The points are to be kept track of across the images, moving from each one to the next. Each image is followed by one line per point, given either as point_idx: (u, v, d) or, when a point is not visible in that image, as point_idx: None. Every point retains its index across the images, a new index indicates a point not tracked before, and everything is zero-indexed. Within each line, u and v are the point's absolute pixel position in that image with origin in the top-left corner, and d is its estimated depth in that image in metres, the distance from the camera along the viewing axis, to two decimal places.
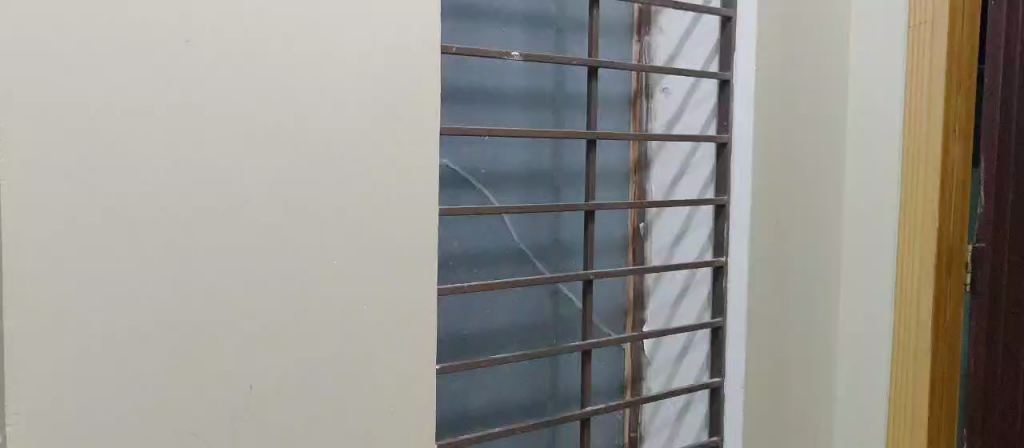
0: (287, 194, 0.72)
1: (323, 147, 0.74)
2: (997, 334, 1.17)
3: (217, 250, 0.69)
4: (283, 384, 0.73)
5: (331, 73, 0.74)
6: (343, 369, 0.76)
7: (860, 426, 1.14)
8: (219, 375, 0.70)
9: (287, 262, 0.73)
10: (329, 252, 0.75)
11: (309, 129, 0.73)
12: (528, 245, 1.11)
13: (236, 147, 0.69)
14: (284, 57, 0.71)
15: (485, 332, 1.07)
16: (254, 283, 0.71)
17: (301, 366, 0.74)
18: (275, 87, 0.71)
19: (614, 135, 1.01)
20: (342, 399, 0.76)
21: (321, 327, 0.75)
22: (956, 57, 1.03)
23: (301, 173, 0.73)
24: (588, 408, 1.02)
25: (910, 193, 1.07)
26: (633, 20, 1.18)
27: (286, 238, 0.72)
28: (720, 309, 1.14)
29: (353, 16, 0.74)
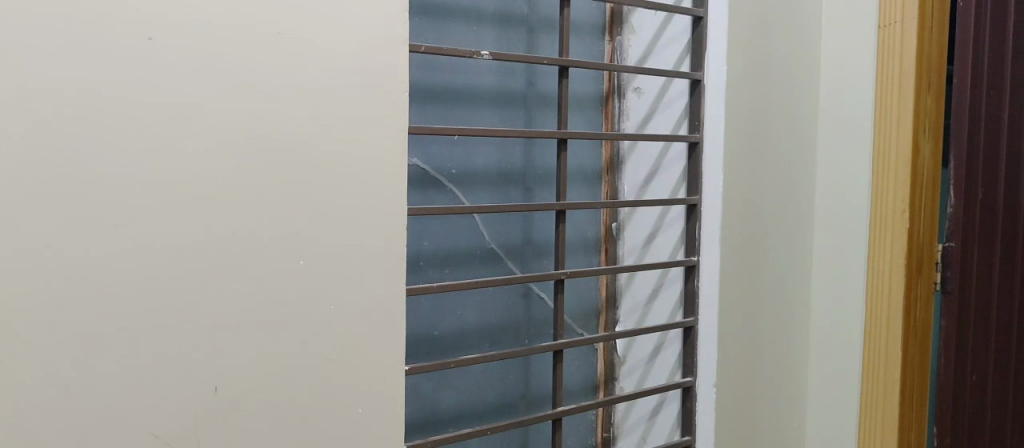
0: (255, 194, 0.71)
1: (291, 146, 0.73)
2: (967, 335, 1.19)
3: (184, 251, 0.68)
4: (250, 386, 0.72)
5: (300, 71, 0.73)
6: (309, 370, 0.75)
7: (837, 421, 1.18)
8: (184, 377, 0.68)
9: (254, 262, 0.72)
10: (297, 253, 0.74)
11: (277, 128, 0.72)
12: (500, 245, 1.11)
13: (202, 145, 0.68)
14: (252, 54, 0.70)
15: (457, 333, 1.07)
16: (222, 284, 0.70)
17: (268, 368, 0.73)
18: (244, 86, 0.70)
19: (584, 135, 1.01)
20: (308, 400, 0.75)
21: (288, 327, 0.74)
22: (926, 57, 1.07)
23: (268, 173, 0.72)
24: (559, 408, 1.02)
25: (880, 192, 1.10)
26: (605, 19, 1.17)
27: (254, 238, 0.71)
28: (691, 309, 1.10)
29: (319, 14, 0.74)
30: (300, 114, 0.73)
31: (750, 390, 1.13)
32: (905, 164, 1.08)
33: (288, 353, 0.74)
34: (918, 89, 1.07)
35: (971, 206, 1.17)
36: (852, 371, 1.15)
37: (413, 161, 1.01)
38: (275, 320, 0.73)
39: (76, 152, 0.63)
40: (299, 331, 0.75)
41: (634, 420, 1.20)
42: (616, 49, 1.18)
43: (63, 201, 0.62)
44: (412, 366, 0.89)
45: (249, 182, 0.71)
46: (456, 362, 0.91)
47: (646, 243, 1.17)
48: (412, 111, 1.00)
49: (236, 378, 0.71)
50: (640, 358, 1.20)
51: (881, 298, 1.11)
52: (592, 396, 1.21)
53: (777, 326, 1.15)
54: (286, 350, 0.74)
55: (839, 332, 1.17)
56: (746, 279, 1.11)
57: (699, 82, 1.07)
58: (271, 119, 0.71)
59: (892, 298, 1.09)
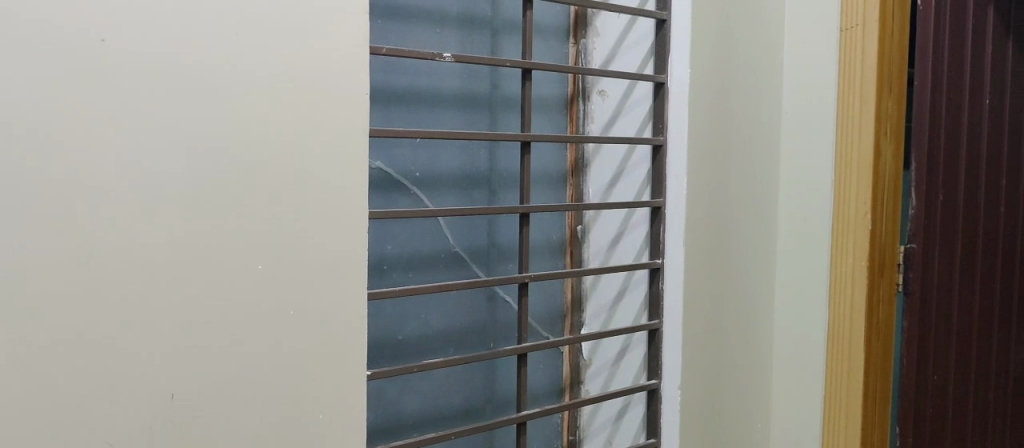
0: (213, 198, 0.70)
1: (250, 150, 0.72)
2: (928, 336, 1.24)
3: (140, 257, 0.67)
4: (208, 393, 0.71)
5: (258, 74, 0.72)
6: (268, 374, 0.74)
7: (799, 420, 1.19)
8: (139, 384, 0.67)
9: (211, 267, 0.70)
10: (255, 258, 0.73)
11: (236, 131, 0.71)
12: (465, 248, 1.10)
13: (157, 148, 0.67)
14: (210, 57, 0.69)
15: (421, 337, 1.06)
16: (179, 291, 0.69)
17: (225, 375, 0.72)
18: (200, 88, 0.69)
19: (548, 138, 1.00)
20: (266, 406, 0.74)
21: (245, 333, 0.73)
22: (886, 62, 1.09)
23: (225, 177, 0.70)
24: (523, 412, 1.01)
25: (842, 194, 1.12)
26: (569, 22, 1.18)
27: (212, 244, 0.70)
28: (656, 312, 1.10)
29: (276, 16, 0.72)
30: (258, 117, 0.72)
31: (719, 394, 1.14)
32: (866, 169, 1.09)
33: (247, 359, 0.73)
34: (879, 93, 1.08)
35: (929, 203, 1.22)
36: (814, 371, 1.17)
37: (376, 164, 1.00)
38: (232, 326, 0.72)
39: (25, 154, 0.61)
40: (259, 337, 0.73)
41: (600, 423, 1.20)
42: (581, 53, 1.19)
43: (13, 206, 0.61)
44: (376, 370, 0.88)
45: (207, 186, 0.70)
46: (421, 366, 0.90)
47: (611, 246, 1.17)
48: (374, 114, 0.99)
49: (193, 386, 0.70)
50: (605, 361, 1.19)
51: (843, 298, 1.12)
52: (557, 399, 1.20)
53: (745, 325, 1.17)
54: (245, 357, 0.73)
55: (803, 334, 1.18)
56: (713, 281, 1.11)
57: (662, 85, 1.08)
58: (229, 123, 0.70)
59: (855, 299, 1.11)
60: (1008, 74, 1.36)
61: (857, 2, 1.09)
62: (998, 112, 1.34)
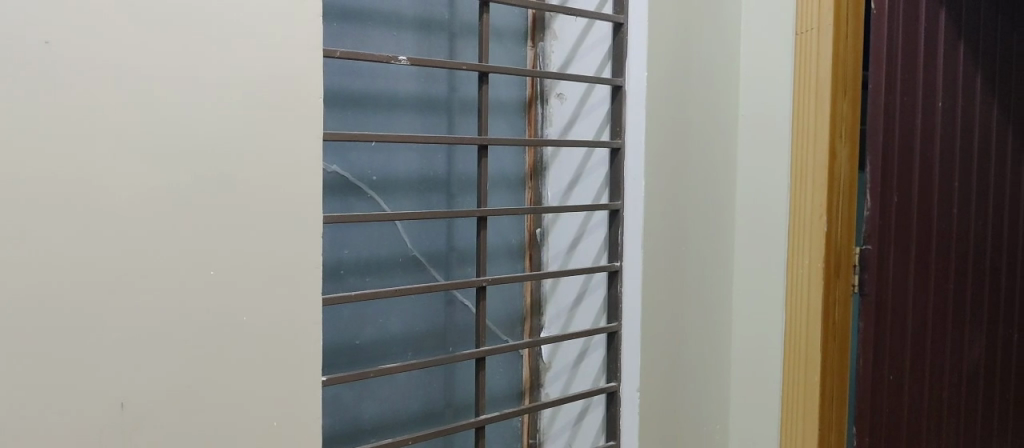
0: (163, 204, 0.67)
1: (201, 154, 0.69)
2: (882, 335, 1.27)
3: (86, 267, 0.64)
4: (161, 405, 0.68)
5: (209, 77, 0.69)
6: (222, 382, 0.71)
7: (756, 421, 1.21)
8: (85, 396, 0.64)
9: (162, 273, 0.68)
10: (207, 264, 0.70)
11: (185, 135, 0.68)
12: (422, 252, 1.10)
13: (104, 152, 0.64)
14: (158, 59, 0.66)
15: (377, 342, 1.05)
16: (128, 299, 0.66)
17: (176, 384, 0.69)
18: (149, 92, 0.66)
19: (505, 141, 0.99)
20: (220, 416, 0.71)
21: (198, 341, 0.70)
22: (841, 66, 1.10)
23: (176, 181, 0.68)
24: (482, 416, 1.00)
25: (798, 195, 1.13)
26: (527, 25, 1.17)
27: (162, 251, 0.67)
28: (615, 314, 1.10)
29: (229, 16, 0.70)
30: (211, 119, 0.69)
31: (678, 396, 1.15)
32: (821, 171, 1.11)
33: (200, 367, 0.70)
34: (833, 96, 1.10)
35: (883, 204, 1.25)
36: (771, 372, 1.19)
37: (332, 167, 0.99)
38: (184, 334, 0.69)
39: None
40: (211, 345, 0.71)
41: (560, 426, 1.20)
42: (538, 56, 1.18)
43: None
44: (333, 376, 0.86)
45: (156, 191, 0.67)
46: (377, 371, 0.89)
47: (570, 249, 1.17)
48: (329, 117, 0.98)
49: (143, 399, 0.67)
50: (565, 364, 1.19)
51: (800, 298, 1.14)
52: (515, 402, 1.20)
53: (703, 325, 1.18)
54: (198, 366, 0.70)
55: (760, 335, 1.20)
56: (672, 284, 1.12)
57: (620, 89, 1.08)
58: (179, 127, 0.68)
59: (811, 299, 1.13)
60: (960, 77, 1.39)
61: (812, 5, 1.11)
62: (949, 114, 1.37)
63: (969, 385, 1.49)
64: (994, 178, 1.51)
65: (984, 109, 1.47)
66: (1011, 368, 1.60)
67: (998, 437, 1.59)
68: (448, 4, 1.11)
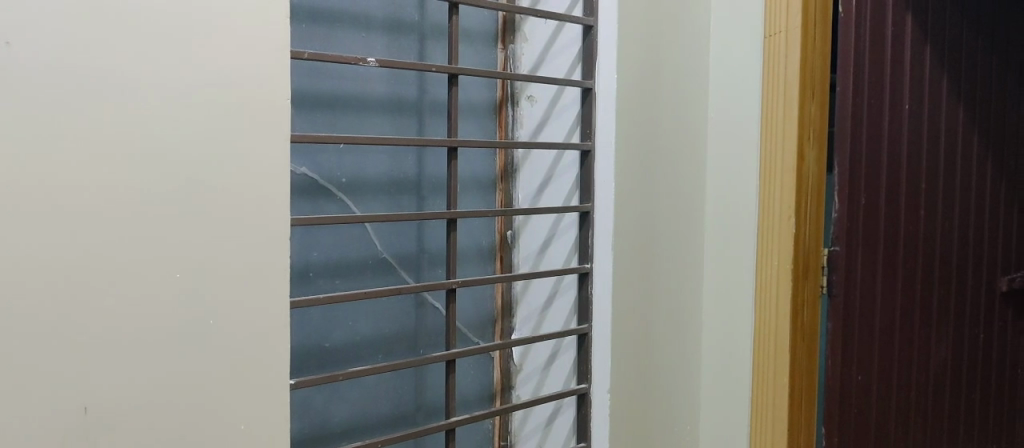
0: (127, 206, 0.65)
1: (168, 153, 0.66)
2: (851, 336, 1.29)
3: (48, 271, 0.61)
4: (126, 412, 0.65)
5: (176, 78, 0.67)
6: (189, 386, 0.69)
7: (727, 423, 1.22)
8: (47, 402, 0.61)
9: (127, 275, 0.65)
10: (173, 266, 0.67)
11: (150, 136, 0.65)
12: (392, 254, 1.09)
13: (67, 152, 0.61)
14: (122, 57, 0.64)
15: (347, 345, 1.05)
16: (92, 301, 0.63)
17: (143, 388, 0.66)
18: (113, 92, 0.63)
19: (476, 143, 0.99)
20: (188, 421, 0.69)
21: (165, 344, 0.67)
22: (809, 68, 1.12)
23: (143, 179, 0.65)
24: (452, 419, 1.00)
25: (767, 197, 1.15)
26: (497, 27, 1.17)
27: (127, 254, 0.65)
28: (585, 316, 1.11)
29: (196, 13, 0.67)
30: (179, 116, 0.67)
31: (647, 397, 1.16)
32: (790, 174, 1.12)
33: (167, 372, 0.67)
34: (802, 98, 1.11)
35: (852, 206, 1.26)
36: (741, 372, 1.20)
37: (300, 169, 0.98)
38: (151, 338, 0.66)
39: None
40: (179, 349, 0.68)
41: (530, 428, 1.20)
42: (509, 58, 1.18)
43: None
44: (300, 379, 0.85)
45: (121, 191, 0.64)
46: (345, 374, 0.88)
47: (540, 251, 1.18)
48: (298, 119, 0.98)
49: (108, 407, 0.64)
50: (535, 366, 1.19)
51: (769, 300, 1.15)
52: (487, 404, 1.19)
53: (672, 326, 1.19)
54: (164, 369, 0.67)
55: (731, 336, 1.21)
56: (640, 284, 1.13)
57: (589, 90, 1.09)
58: (145, 128, 0.65)
59: (781, 301, 1.14)
60: (926, 80, 1.41)
61: (780, 8, 1.12)
62: (916, 117, 1.39)
63: (936, 385, 1.51)
64: (959, 180, 1.53)
65: (950, 113, 1.49)
66: (975, 368, 1.63)
67: (964, 437, 1.62)
68: (418, 6, 1.11)
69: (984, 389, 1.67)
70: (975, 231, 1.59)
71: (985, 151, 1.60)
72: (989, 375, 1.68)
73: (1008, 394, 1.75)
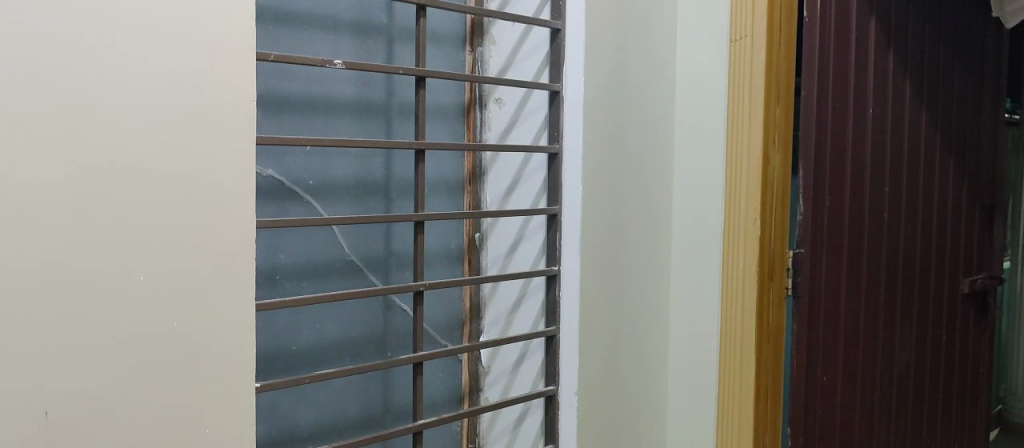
0: (90, 208, 0.64)
1: (129, 154, 0.66)
2: (816, 338, 1.30)
3: (11, 274, 0.60)
4: (92, 418, 0.64)
5: (138, 80, 0.66)
6: (153, 390, 0.68)
7: (695, 424, 1.25)
8: (9, 406, 0.60)
9: (89, 277, 0.64)
10: (136, 268, 0.67)
11: (111, 138, 0.65)
12: (359, 257, 1.09)
13: (27, 151, 0.60)
14: (86, 58, 0.63)
15: (314, 347, 1.04)
16: (53, 303, 0.62)
17: (105, 392, 0.65)
18: (77, 95, 0.63)
19: (443, 146, 0.99)
20: (152, 425, 0.68)
21: (129, 348, 0.66)
22: (774, 71, 1.15)
23: (105, 181, 0.64)
24: (420, 421, 0.99)
25: (732, 200, 1.18)
26: (466, 30, 1.16)
27: (90, 257, 0.64)
28: (553, 318, 1.09)
29: (159, 15, 0.67)
30: (141, 118, 0.66)
31: (612, 398, 1.18)
32: (755, 178, 1.15)
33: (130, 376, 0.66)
34: (767, 103, 1.14)
35: (817, 209, 1.27)
36: (706, 374, 1.23)
37: (267, 171, 0.98)
38: (114, 341, 0.65)
39: None
40: (143, 353, 0.67)
41: (499, 429, 1.19)
42: (477, 61, 1.17)
43: None
44: (266, 382, 0.85)
45: (81, 194, 0.63)
46: (310, 377, 0.88)
47: (508, 253, 1.18)
48: (264, 121, 0.97)
49: (73, 412, 0.63)
50: (504, 368, 1.20)
51: (735, 301, 1.18)
52: (454, 406, 1.19)
53: (637, 326, 1.22)
54: (127, 373, 0.66)
55: (697, 338, 1.24)
56: (607, 284, 1.16)
57: (557, 93, 1.08)
58: (107, 130, 0.64)
59: (746, 302, 1.17)
60: (890, 83, 1.43)
61: (746, 15, 1.16)
62: (880, 121, 1.41)
63: (900, 385, 1.54)
64: (922, 183, 1.56)
65: (914, 116, 1.52)
66: (937, 369, 1.65)
67: (927, 438, 1.64)
68: (386, 9, 1.11)
69: (946, 390, 1.69)
70: (938, 233, 1.62)
71: (947, 156, 1.63)
72: (952, 376, 1.70)
73: (968, 395, 1.78)
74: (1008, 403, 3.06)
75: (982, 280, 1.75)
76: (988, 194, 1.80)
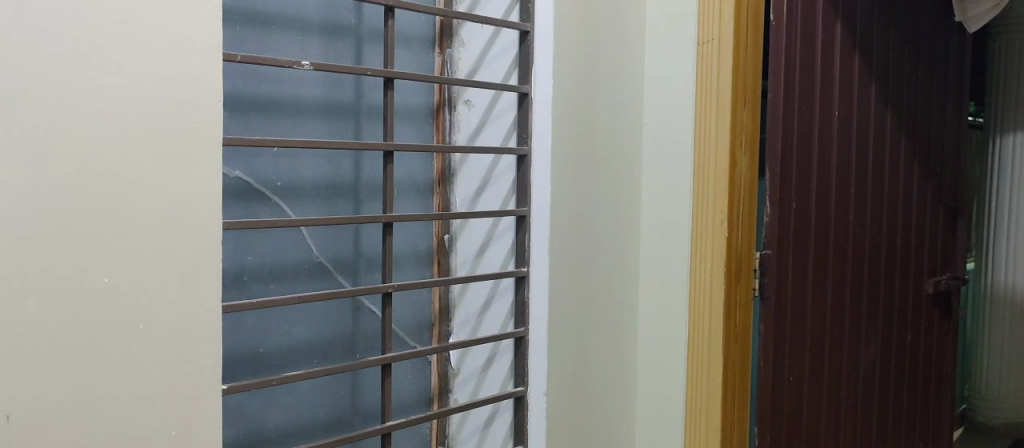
0: (53, 209, 0.63)
1: (93, 155, 0.65)
2: (783, 337, 1.31)
3: None
4: (56, 420, 0.64)
5: (102, 81, 0.65)
6: (117, 393, 0.67)
7: (664, 424, 1.26)
8: None
9: (53, 280, 0.63)
10: (100, 270, 0.66)
11: (75, 138, 0.64)
12: (328, 258, 1.09)
13: None
14: (49, 59, 0.62)
15: (281, 349, 1.04)
16: (17, 305, 0.61)
17: (68, 395, 0.64)
18: (41, 96, 0.62)
19: (412, 148, 0.99)
20: (116, 428, 0.67)
21: (92, 350, 0.66)
22: (741, 73, 1.16)
23: (69, 182, 0.64)
24: (389, 422, 0.99)
25: (699, 202, 1.19)
26: (436, 31, 1.16)
27: (54, 259, 0.63)
28: (522, 320, 1.11)
29: (126, 16, 0.66)
30: (105, 119, 0.66)
31: (582, 399, 1.19)
32: (723, 180, 1.16)
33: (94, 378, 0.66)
34: (734, 105, 1.15)
35: (783, 210, 1.28)
36: (675, 374, 1.24)
37: (234, 173, 0.97)
38: (78, 344, 0.65)
39: None
40: (108, 355, 0.67)
41: (469, 430, 1.19)
42: (446, 63, 1.17)
43: None
44: (234, 384, 0.84)
45: (45, 194, 0.63)
46: (278, 379, 0.87)
47: (478, 254, 1.19)
48: (231, 122, 0.97)
49: (37, 415, 0.63)
50: (474, 368, 1.20)
51: (703, 302, 1.19)
52: (423, 408, 1.19)
53: (606, 327, 1.23)
54: (91, 376, 0.66)
55: (665, 337, 1.25)
56: (577, 284, 1.16)
57: (526, 95, 1.10)
58: (71, 132, 0.64)
59: (714, 303, 1.18)
60: (856, 86, 1.45)
61: (714, 17, 1.17)
62: (846, 123, 1.43)
63: (866, 385, 1.55)
64: (888, 185, 1.58)
65: (879, 118, 1.54)
66: (902, 369, 1.67)
67: (892, 437, 1.66)
68: (356, 10, 1.11)
69: (911, 390, 1.71)
70: (903, 234, 1.64)
71: (911, 157, 1.65)
72: (916, 376, 1.72)
73: (932, 395, 1.80)
74: (973, 402, 3.08)
75: (946, 281, 1.78)
76: (952, 196, 1.83)
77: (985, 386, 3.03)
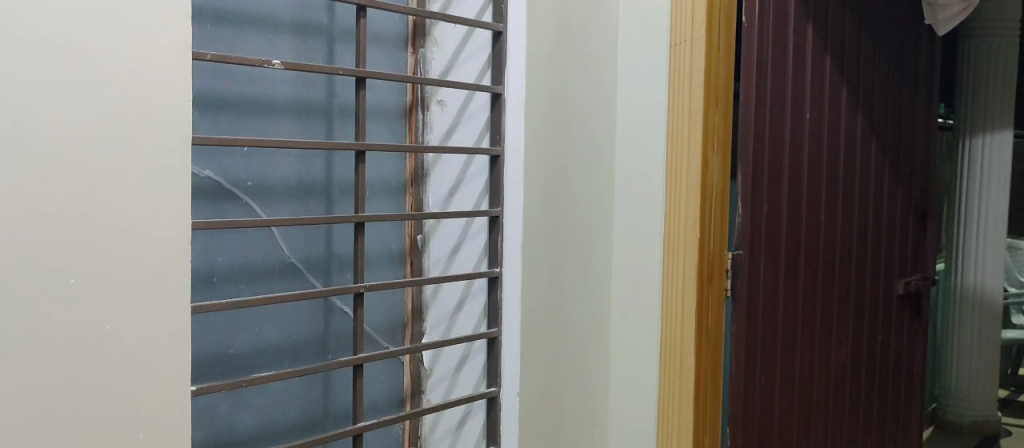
0: (19, 208, 0.62)
1: (59, 154, 0.64)
2: (755, 337, 1.32)
3: None
4: (21, 423, 0.63)
5: (67, 79, 0.64)
6: (83, 395, 0.66)
7: (638, 424, 1.26)
8: None
9: (18, 280, 0.62)
10: (67, 271, 0.65)
11: (40, 138, 0.63)
12: (298, 259, 1.08)
13: None
14: (13, 57, 0.61)
15: (251, 350, 1.03)
16: None
17: (33, 398, 0.63)
18: (5, 93, 0.61)
19: (384, 148, 0.98)
20: (82, 430, 0.66)
21: (57, 352, 0.65)
22: (714, 76, 1.16)
23: (33, 181, 0.63)
24: (361, 424, 0.99)
25: (671, 203, 1.20)
26: (409, 30, 1.15)
27: (19, 259, 0.62)
28: (494, 320, 1.12)
29: (92, 14, 0.66)
30: (71, 117, 0.65)
31: (555, 400, 1.19)
32: (695, 182, 1.17)
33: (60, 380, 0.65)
34: (706, 107, 1.16)
35: (755, 211, 1.29)
36: (648, 374, 1.25)
37: (204, 172, 0.96)
38: (43, 345, 0.64)
39: None
40: (75, 356, 0.66)
41: (441, 431, 1.18)
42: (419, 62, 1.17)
43: None
44: (205, 386, 0.83)
45: (10, 193, 0.62)
46: (248, 380, 0.87)
47: (451, 255, 1.19)
48: (201, 121, 0.96)
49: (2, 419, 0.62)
50: (447, 369, 1.20)
51: (675, 304, 1.20)
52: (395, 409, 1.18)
53: (579, 327, 1.23)
54: (56, 378, 0.65)
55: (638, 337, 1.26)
56: (549, 285, 1.16)
57: (499, 95, 1.09)
58: (36, 131, 0.63)
59: (686, 305, 1.18)
60: (827, 88, 1.46)
61: (686, 19, 1.17)
62: (817, 125, 1.44)
63: (837, 385, 1.56)
64: (859, 187, 1.59)
65: (850, 121, 1.55)
66: (872, 369, 1.68)
67: (863, 437, 1.67)
68: (328, 10, 1.10)
69: (881, 389, 1.72)
70: (874, 234, 1.66)
71: (881, 159, 1.67)
72: (886, 376, 1.73)
73: (901, 394, 1.81)
74: (943, 401, 3.09)
75: (916, 281, 1.79)
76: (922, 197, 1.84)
77: (956, 385, 3.03)
